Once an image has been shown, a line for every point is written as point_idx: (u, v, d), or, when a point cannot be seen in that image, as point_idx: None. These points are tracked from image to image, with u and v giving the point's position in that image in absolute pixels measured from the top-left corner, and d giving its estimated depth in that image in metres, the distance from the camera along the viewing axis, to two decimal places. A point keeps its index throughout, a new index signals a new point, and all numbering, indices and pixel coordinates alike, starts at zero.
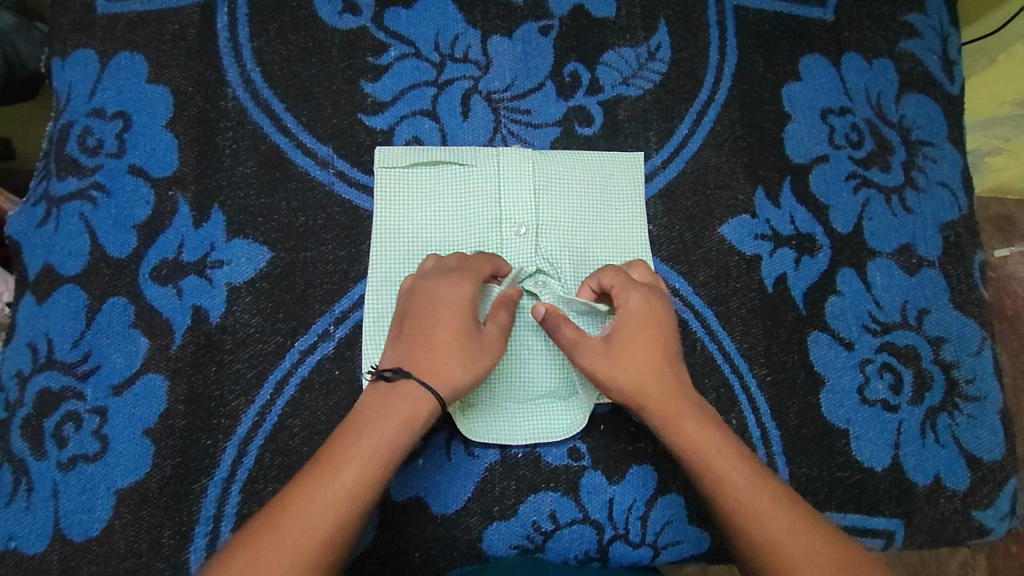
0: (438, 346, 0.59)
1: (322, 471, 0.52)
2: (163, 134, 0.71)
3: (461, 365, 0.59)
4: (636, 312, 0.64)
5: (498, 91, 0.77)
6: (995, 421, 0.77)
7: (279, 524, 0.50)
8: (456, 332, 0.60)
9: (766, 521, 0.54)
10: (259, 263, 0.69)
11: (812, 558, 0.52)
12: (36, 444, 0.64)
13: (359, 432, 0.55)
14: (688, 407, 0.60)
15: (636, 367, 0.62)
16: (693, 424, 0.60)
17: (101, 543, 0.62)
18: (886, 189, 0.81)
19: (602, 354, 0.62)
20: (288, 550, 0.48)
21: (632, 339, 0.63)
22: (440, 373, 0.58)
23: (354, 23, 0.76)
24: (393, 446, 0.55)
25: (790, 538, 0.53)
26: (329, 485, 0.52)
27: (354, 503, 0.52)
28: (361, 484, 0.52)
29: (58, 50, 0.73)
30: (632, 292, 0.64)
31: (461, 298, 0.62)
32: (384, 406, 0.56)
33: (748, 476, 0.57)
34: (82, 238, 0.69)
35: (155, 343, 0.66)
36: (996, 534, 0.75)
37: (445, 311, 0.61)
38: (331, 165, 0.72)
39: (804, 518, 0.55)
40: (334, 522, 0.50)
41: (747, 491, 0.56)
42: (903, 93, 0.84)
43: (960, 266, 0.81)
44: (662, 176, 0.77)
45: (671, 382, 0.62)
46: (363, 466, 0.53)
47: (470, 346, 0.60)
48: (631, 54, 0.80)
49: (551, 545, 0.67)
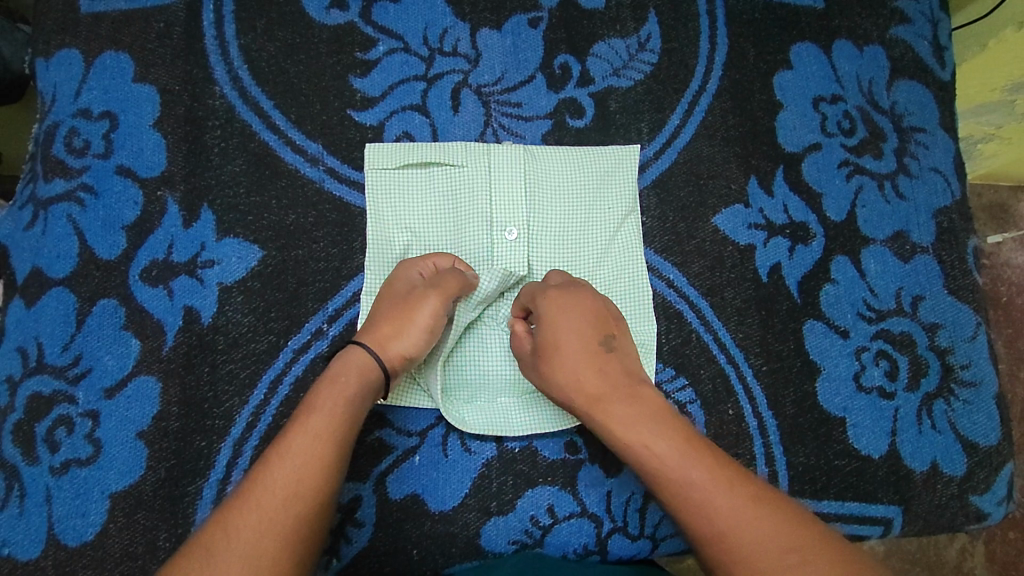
0: (377, 313, 0.63)
1: (281, 438, 0.54)
2: (151, 134, 0.71)
3: (390, 325, 0.62)
4: (554, 316, 0.64)
5: (489, 84, 0.76)
6: (991, 406, 0.77)
7: (244, 491, 0.51)
8: (391, 298, 0.64)
9: (712, 511, 0.53)
10: (250, 263, 0.69)
11: (761, 543, 0.50)
12: (28, 449, 0.63)
13: (314, 397, 0.57)
14: (615, 405, 0.61)
15: (563, 374, 0.63)
16: (624, 423, 0.60)
17: (96, 547, 0.62)
18: (879, 176, 0.80)
19: (532, 365, 0.65)
20: (258, 508, 0.49)
21: (555, 345, 0.63)
22: (372, 334, 0.62)
23: (341, 18, 0.75)
24: (344, 399, 0.57)
25: (739, 524, 0.51)
26: (289, 445, 0.53)
27: (317, 455, 0.53)
28: (321, 440, 0.54)
29: (42, 50, 0.72)
30: (547, 298, 0.65)
31: (403, 271, 0.66)
32: (329, 373, 0.59)
33: (689, 467, 0.55)
34: (70, 240, 0.68)
35: (147, 344, 0.66)
36: (994, 519, 0.75)
37: (388, 286, 0.65)
38: (321, 162, 0.72)
39: (756, 503, 0.53)
40: (298, 475, 0.52)
41: (684, 482, 0.55)
42: (894, 80, 0.83)
43: (954, 251, 0.81)
44: (654, 167, 0.77)
45: (591, 385, 0.62)
46: (322, 424, 0.55)
47: (401, 307, 0.63)
48: (621, 45, 0.79)
49: (549, 540, 0.67)
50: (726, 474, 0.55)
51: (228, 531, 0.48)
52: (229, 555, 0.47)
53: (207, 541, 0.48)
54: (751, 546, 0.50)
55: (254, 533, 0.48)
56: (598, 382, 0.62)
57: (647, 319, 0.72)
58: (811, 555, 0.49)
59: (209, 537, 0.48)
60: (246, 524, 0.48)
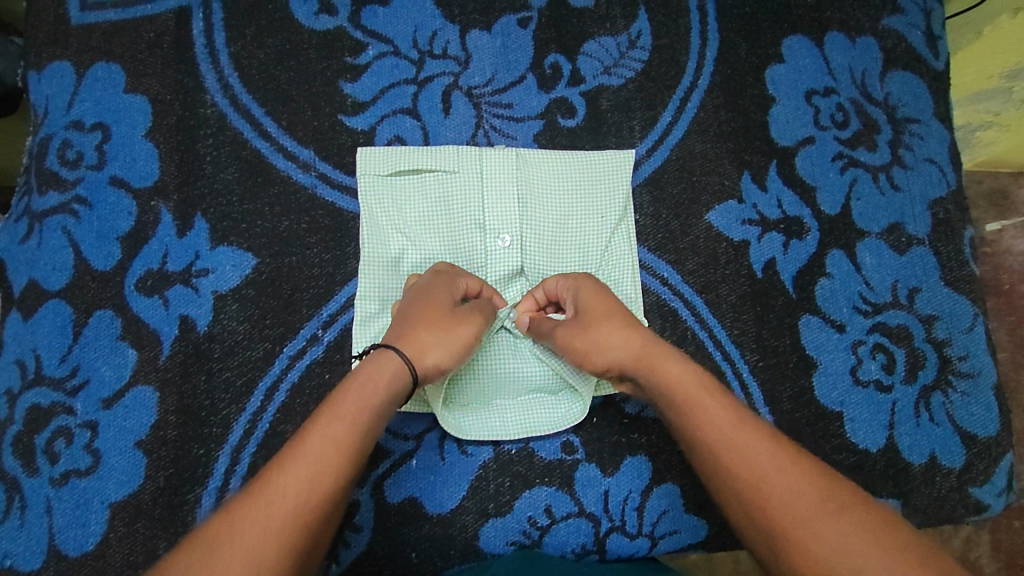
0: (414, 319, 0.60)
1: (295, 442, 0.52)
2: (144, 144, 0.71)
3: (431, 334, 0.60)
4: (592, 288, 0.65)
5: (479, 86, 0.76)
6: (990, 397, 0.77)
7: (256, 488, 0.49)
8: (433, 307, 0.61)
9: (749, 460, 0.51)
10: (244, 270, 0.69)
11: (800, 490, 0.49)
12: (28, 460, 0.64)
13: (337, 399, 0.55)
14: (664, 356, 0.59)
15: (607, 332, 0.62)
16: (670, 371, 0.58)
17: (97, 556, 0.62)
18: (873, 168, 0.80)
19: (573, 328, 0.63)
20: (265, 507, 0.48)
21: (598, 308, 0.63)
22: (410, 340, 0.59)
23: (330, 23, 0.75)
24: (367, 407, 0.54)
25: (776, 474, 0.50)
26: (303, 449, 0.51)
27: (330, 464, 0.51)
28: (337, 447, 0.51)
29: (33, 63, 0.73)
30: (583, 281, 0.66)
31: (444, 283, 0.64)
32: (357, 376, 0.56)
33: (730, 421, 0.54)
34: (66, 252, 0.68)
35: (143, 354, 0.66)
36: (994, 510, 0.75)
37: (424, 293, 0.63)
38: (313, 169, 0.72)
39: (792, 457, 0.51)
40: (310, 481, 0.50)
41: (727, 433, 0.53)
42: (887, 71, 0.83)
43: (951, 243, 0.80)
44: (647, 165, 0.77)
45: (639, 338, 0.61)
46: (340, 431, 0.52)
47: (445, 318, 0.61)
48: (611, 43, 0.79)
49: (548, 540, 0.67)
50: (762, 430, 0.54)
51: (234, 529, 0.46)
52: (233, 551, 0.45)
53: (213, 536, 0.46)
54: (791, 496, 0.49)
55: (259, 532, 0.46)
56: (645, 337, 0.61)
57: (640, 318, 0.72)
58: (847, 505, 0.48)
59: (216, 531, 0.47)
60: (252, 523, 0.47)
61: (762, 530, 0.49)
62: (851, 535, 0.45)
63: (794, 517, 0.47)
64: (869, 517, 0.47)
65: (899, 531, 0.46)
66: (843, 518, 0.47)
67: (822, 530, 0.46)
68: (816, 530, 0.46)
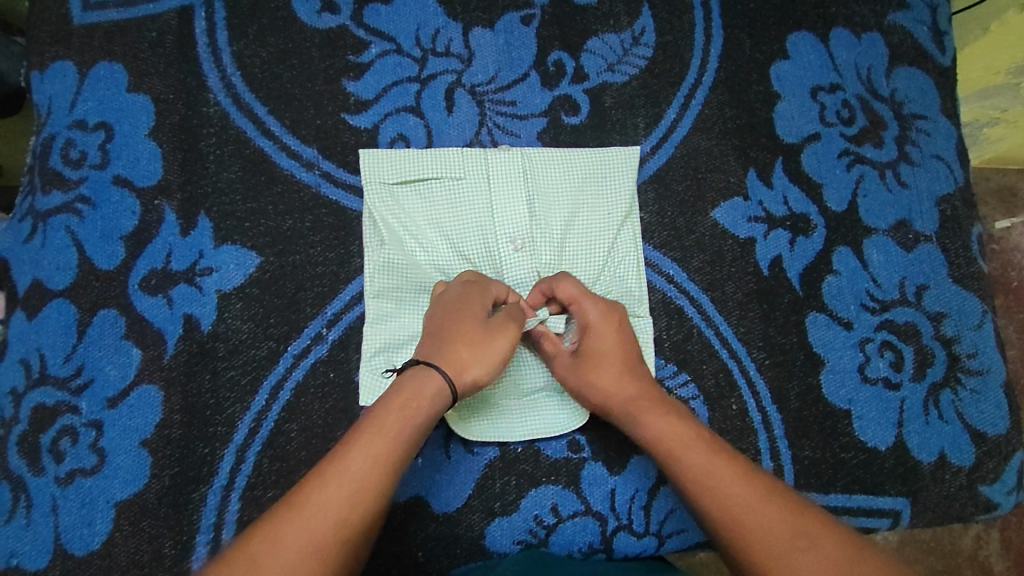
0: (450, 333, 0.60)
1: (338, 454, 0.51)
2: (147, 143, 0.71)
3: (470, 351, 0.59)
4: (597, 322, 0.64)
5: (482, 83, 0.76)
6: (999, 395, 0.76)
7: (295, 501, 0.49)
8: (471, 321, 0.60)
9: (726, 496, 0.53)
10: (248, 269, 0.69)
11: (772, 525, 0.50)
12: (33, 460, 0.64)
13: (378, 412, 0.54)
14: (648, 403, 0.61)
15: (602, 374, 0.63)
16: (651, 417, 0.60)
17: (102, 556, 0.62)
18: (879, 165, 0.79)
19: (569, 368, 0.65)
20: (306, 521, 0.47)
21: (591, 349, 0.64)
22: (450, 356, 0.58)
23: (333, 22, 0.75)
24: (411, 423, 0.54)
25: (750, 510, 0.51)
26: (347, 464, 0.51)
27: (372, 480, 0.50)
28: (378, 463, 0.51)
29: (37, 63, 0.73)
30: (585, 310, 0.65)
31: (479, 294, 0.63)
32: (400, 389, 0.56)
33: (708, 458, 0.56)
34: (69, 251, 0.68)
35: (147, 353, 0.66)
36: (1005, 509, 0.74)
37: (459, 304, 0.62)
38: (317, 167, 0.72)
39: (767, 492, 0.53)
40: (353, 498, 0.49)
41: (704, 471, 0.55)
42: (893, 67, 0.82)
43: (958, 239, 0.80)
44: (652, 162, 0.77)
45: (631, 383, 0.62)
46: (382, 446, 0.52)
47: (482, 333, 0.60)
48: (615, 40, 0.79)
49: (554, 539, 0.67)
50: (739, 466, 0.55)
51: (275, 542, 0.46)
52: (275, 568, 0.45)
53: (254, 550, 0.46)
54: (764, 532, 0.50)
55: (300, 548, 0.46)
56: (636, 384, 0.62)
57: (646, 315, 0.72)
58: (818, 538, 0.49)
59: (258, 546, 0.46)
60: (294, 540, 0.46)
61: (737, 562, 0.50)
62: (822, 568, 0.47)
63: (767, 551, 0.49)
64: (838, 550, 0.48)
65: (868, 559, 0.47)
66: (812, 553, 0.48)
67: (792, 564, 0.47)
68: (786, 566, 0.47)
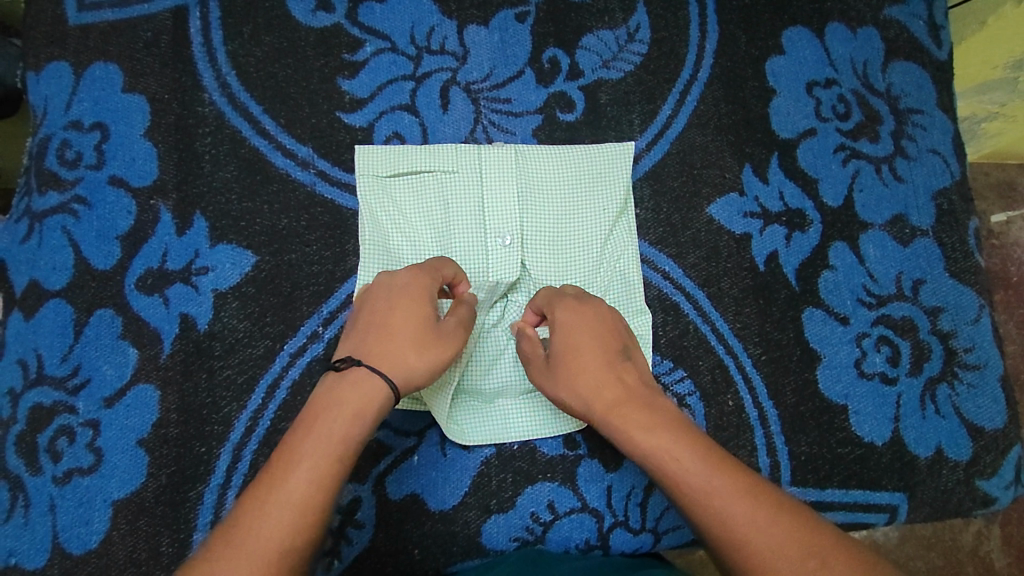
0: (399, 336, 0.57)
1: (275, 479, 0.48)
2: (143, 143, 0.71)
3: (418, 355, 0.57)
4: (571, 320, 0.63)
5: (477, 81, 0.76)
6: (996, 389, 0.76)
7: (233, 538, 0.45)
8: (418, 323, 0.59)
9: (728, 514, 0.49)
10: (244, 268, 0.69)
11: (780, 546, 0.46)
12: (31, 460, 0.64)
13: (316, 428, 0.51)
14: (635, 409, 0.57)
15: (580, 374, 0.60)
16: (638, 426, 0.56)
17: (100, 555, 0.62)
18: (876, 160, 0.79)
19: (545, 372, 0.62)
20: (247, 558, 0.44)
21: (569, 349, 0.61)
22: (398, 363, 0.56)
23: (328, 20, 0.75)
24: (350, 435, 0.51)
25: (755, 530, 0.47)
26: (285, 488, 0.47)
27: (313, 502, 0.47)
28: (318, 483, 0.48)
29: (33, 64, 0.73)
30: (562, 311, 0.63)
31: (425, 290, 0.61)
32: (338, 401, 0.53)
33: (704, 474, 0.51)
34: (66, 251, 0.68)
35: (144, 353, 0.67)
36: (1002, 503, 0.74)
37: (403, 302, 0.60)
38: (312, 166, 0.72)
39: (769, 507, 0.49)
40: (294, 524, 0.46)
41: (700, 488, 0.50)
42: (889, 61, 0.82)
43: (955, 233, 0.79)
44: (647, 158, 0.77)
45: (613, 387, 0.59)
46: (322, 464, 0.49)
47: (431, 336, 0.59)
48: (610, 37, 0.79)
49: (551, 536, 0.67)
50: (739, 474, 0.51)
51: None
52: None
53: None
54: (772, 555, 0.46)
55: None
56: (618, 386, 0.59)
57: (644, 311, 0.72)
58: (829, 558, 0.45)
59: None
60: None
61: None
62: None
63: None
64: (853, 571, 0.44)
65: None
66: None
67: None
68: None
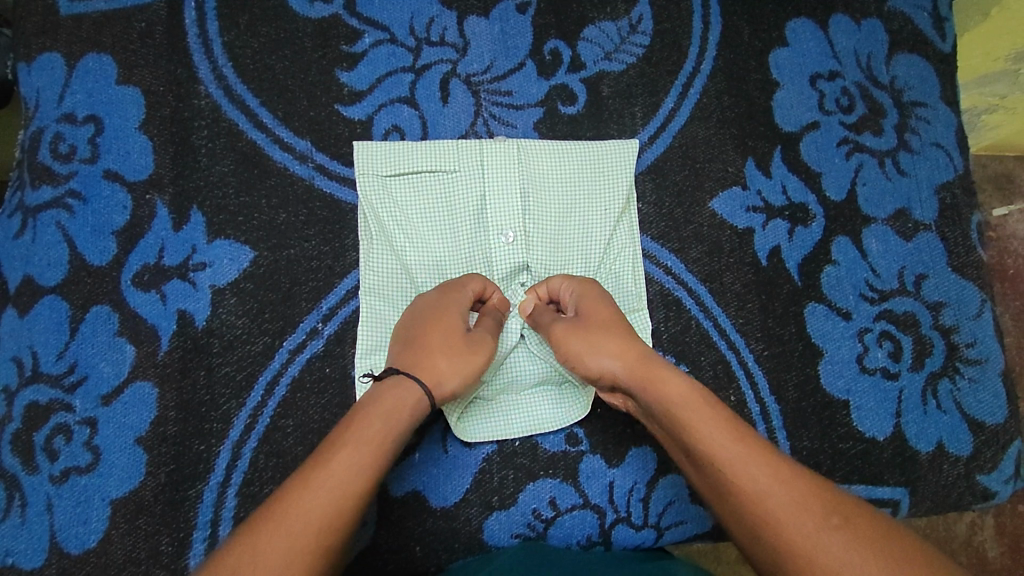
0: (432, 345, 0.61)
1: (319, 462, 0.51)
2: (137, 136, 0.70)
3: (449, 362, 0.60)
4: (594, 295, 0.65)
5: (478, 73, 0.75)
6: (997, 384, 0.76)
7: (274, 513, 0.48)
8: (448, 331, 0.61)
9: (748, 473, 0.50)
10: (242, 264, 0.68)
11: (799, 503, 0.48)
12: (27, 459, 0.63)
13: (361, 423, 0.54)
14: (660, 367, 0.58)
15: (602, 341, 0.61)
16: (665, 383, 0.57)
17: (99, 554, 0.62)
18: (879, 154, 0.79)
19: (573, 329, 0.62)
20: (287, 536, 0.46)
21: (595, 315, 0.63)
22: (428, 369, 0.59)
23: (325, 11, 0.74)
24: (392, 435, 0.54)
25: (776, 487, 0.49)
26: (327, 471, 0.50)
27: (354, 489, 0.50)
28: (358, 473, 0.51)
29: (23, 55, 0.71)
30: (588, 288, 0.66)
31: (453, 301, 0.63)
32: (381, 401, 0.56)
33: (726, 431, 0.53)
34: (60, 247, 0.67)
35: (141, 350, 0.66)
36: (1002, 497, 0.74)
37: (436, 312, 0.63)
38: (310, 160, 0.71)
39: (788, 469, 0.50)
40: (334, 506, 0.48)
41: (722, 443, 0.52)
42: (893, 54, 0.81)
43: (957, 228, 0.79)
44: (649, 152, 0.76)
45: (636, 349, 0.60)
46: (364, 456, 0.52)
47: (460, 345, 0.61)
48: (612, 28, 0.78)
49: (553, 532, 0.67)
50: (754, 439, 0.53)
51: (255, 556, 0.45)
52: None
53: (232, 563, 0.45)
54: (792, 509, 0.48)
55: (281, 561, 0.45)
56: (640, 349, 0.60)
57: (642, 308, 0.72)
58: (847, 517, 0.47)
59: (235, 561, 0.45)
60: (274, 551, 0.45)
61: (758, 540, 0.48)
62: (851, 550, 0.45)
63: (794, 532, 0.46)
64: (871, 528, 0.46)
65: (901, 540, 0.45)
66: (846, 531, 0.46)
67: (826, 544, 0.45)
68: (821, 544, 0.45)
